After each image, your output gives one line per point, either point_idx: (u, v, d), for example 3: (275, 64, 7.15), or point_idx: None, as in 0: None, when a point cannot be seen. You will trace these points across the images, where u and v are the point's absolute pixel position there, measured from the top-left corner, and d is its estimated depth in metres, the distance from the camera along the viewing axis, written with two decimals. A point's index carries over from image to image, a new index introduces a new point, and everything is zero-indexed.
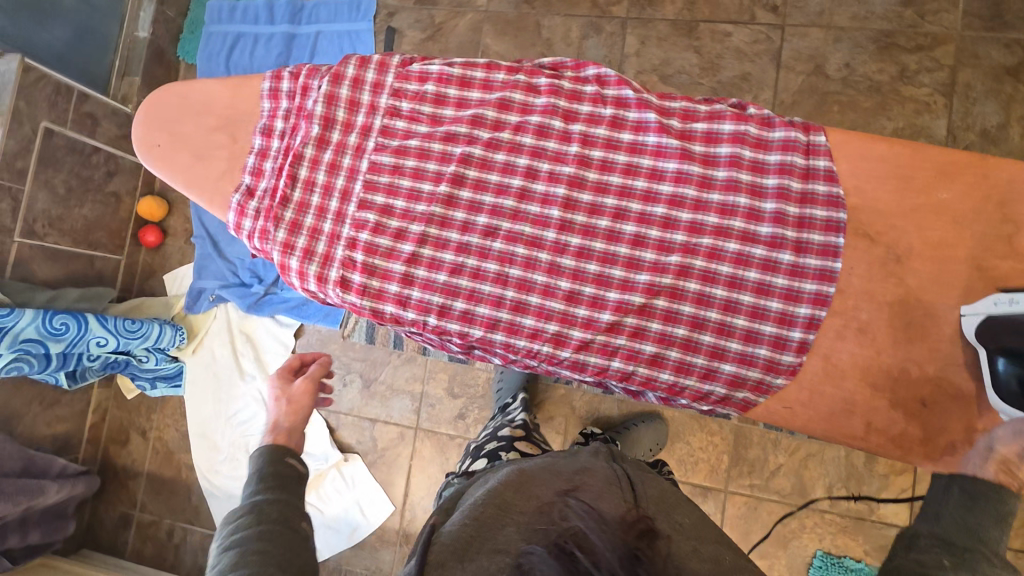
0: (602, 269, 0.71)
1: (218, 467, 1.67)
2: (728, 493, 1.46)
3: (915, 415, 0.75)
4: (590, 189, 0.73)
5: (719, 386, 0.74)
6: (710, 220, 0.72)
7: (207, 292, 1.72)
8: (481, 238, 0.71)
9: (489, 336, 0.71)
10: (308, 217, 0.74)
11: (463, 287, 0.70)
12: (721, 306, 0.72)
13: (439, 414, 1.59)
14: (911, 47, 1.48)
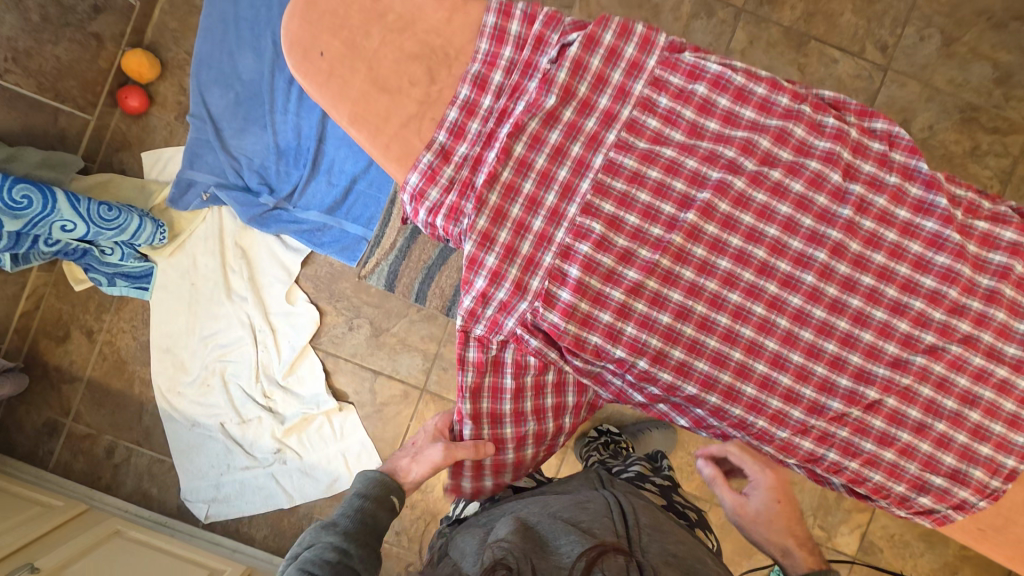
0: (839, 351, 0.66)
1: (181, 389, 1.46)
2: (712, 504, 1.54)
3: None
4: (849, 262, 0.65)
5: (925, 498, 0.67)
6: (962, 326, 0.65)
7: (199, 187, 1.43)
8: (719, 284, 0.66)
9: (702, 395, 0.66)
10: (516, 209, 0.64)
11: (687, 335, 0.65)
12: (948, 419, 0.66)
13: (449, 380, 1.50)
14: (988, 127, 1.52)
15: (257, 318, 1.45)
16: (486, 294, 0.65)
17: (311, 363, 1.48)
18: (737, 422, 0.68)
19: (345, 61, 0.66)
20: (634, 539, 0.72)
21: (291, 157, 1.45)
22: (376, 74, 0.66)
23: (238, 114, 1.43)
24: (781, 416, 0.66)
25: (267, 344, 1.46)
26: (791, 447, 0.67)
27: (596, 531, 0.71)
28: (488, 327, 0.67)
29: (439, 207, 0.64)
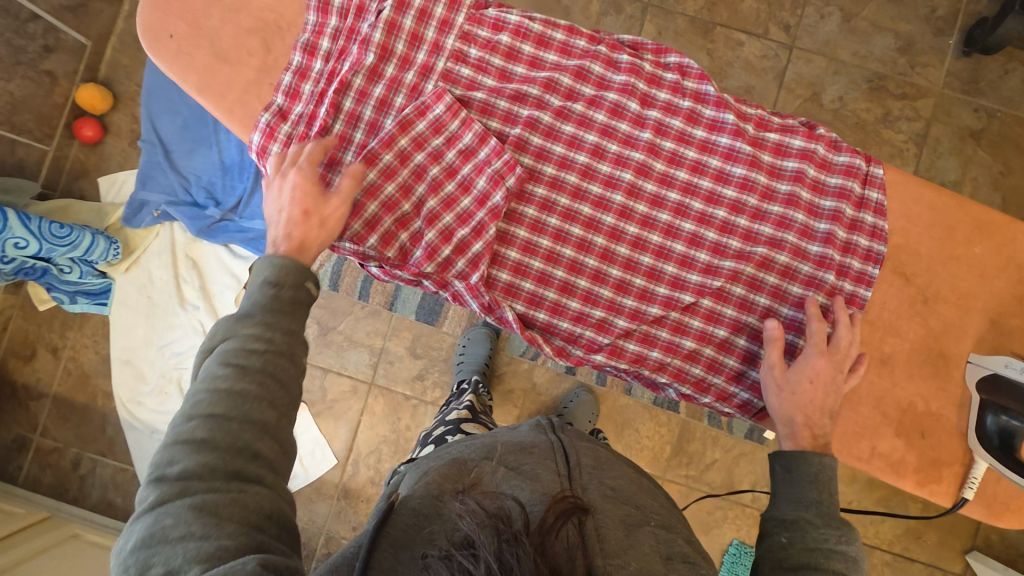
0: (653, 262, 0.86)
1: (140, 398, 1.53)
2: (664, 480, 1.55)
3: (914, 444, 0.84)
4: (653, 181, 0.85)
5: (719, 379, 0.87)
6: (764, 230, 0.84)
7: (151, 206, 1.53)
8: (537, 209, 0.84)
9: (532, 311, 0.85)
10: (348, 156, 0.80)
11: (511, 258, 0.84)
12: (738, 305, 0.85)
13: (396, 373, 1.56)
14: (898, 94, 1.58)
15: (210, 325, 1.53)
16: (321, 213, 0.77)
17: None
18: (569, 334, 0.86)
19: (193, 41, 0.80)
20: (575, 480, 0.74)
21: (235, 172, 1.54)
22: (219, 49, 0.80)
23: (187, 135, 1.52)
24: (604, 324, 0.86)
25: None
26: (618, 349, 0.86)
27: (539, 474, 0.73)
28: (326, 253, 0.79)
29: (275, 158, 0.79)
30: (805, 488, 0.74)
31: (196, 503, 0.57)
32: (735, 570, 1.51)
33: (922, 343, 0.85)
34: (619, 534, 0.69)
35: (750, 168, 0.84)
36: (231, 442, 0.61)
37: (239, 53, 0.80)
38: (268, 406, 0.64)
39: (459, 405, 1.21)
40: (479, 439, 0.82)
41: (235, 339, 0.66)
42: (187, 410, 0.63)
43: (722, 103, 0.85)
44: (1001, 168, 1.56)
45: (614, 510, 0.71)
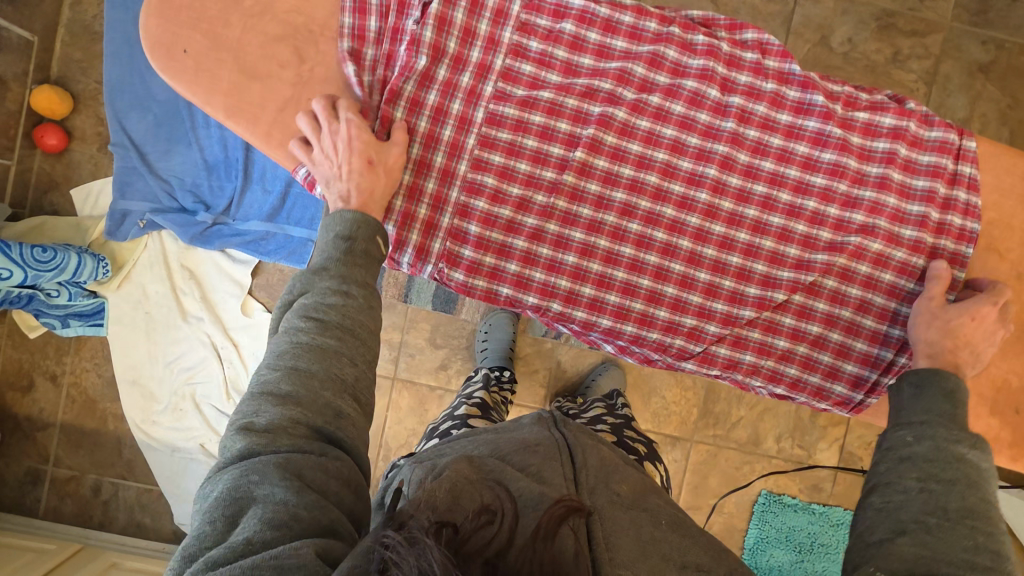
0: (742, 261, 0.87)
1: (155, 418, 1.47)
2: (693, 442, 1.57)
3: (1009, 422, 0.85)
4: (739, 174, 0.85)
5: (814, 376, 0.88)
6: (856, 218, 0.84)
7: (134, 216, 1.41)
8: (617, 215, 0.86)
9: (620, 323, 0.87)
10: (409, 176, 0.82)
11: (593, 270, 0.86)
12: (829, 298, 0.87)
13: (419, 365, 1.53)
14: (907, 31, 1.53)
15: (217, 336, 1.46)
16: (399, 238, 0.83)
17: None
18: (658, 343, 0.88)
19: (211, 55, 0.79)
20: (582, 483, 0.73)
21: (222, 170, 1.42)
22: (243, 63, 0.79)
23: (161, 133, 1.38)
24: (696, 331, 0.88)
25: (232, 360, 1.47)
26: (711, 355, 0.89)
27: (545, 477, 0.72)
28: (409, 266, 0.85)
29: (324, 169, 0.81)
30: (939, 402, 0.73)
31: (282, 460, 0.58)
32: (766, 518, 1.56)
33: (1014, 322, 0.85)
34: (630, 546, 0.68)
35: (840, 153, 0.83)
36: (314, 399, 0.62)
37: (269, 67, 0.80)
38: (347, 363, 0.66)
39: (469, 399, 1.15)
40: (480, 438, 0.81)
41: (313, 294, 0.68)
42: (272, 362, 0.65)
43: (808, 84, 0.84)
44: (1010, 102, 1.53)
45: (627, 518, 0.71)
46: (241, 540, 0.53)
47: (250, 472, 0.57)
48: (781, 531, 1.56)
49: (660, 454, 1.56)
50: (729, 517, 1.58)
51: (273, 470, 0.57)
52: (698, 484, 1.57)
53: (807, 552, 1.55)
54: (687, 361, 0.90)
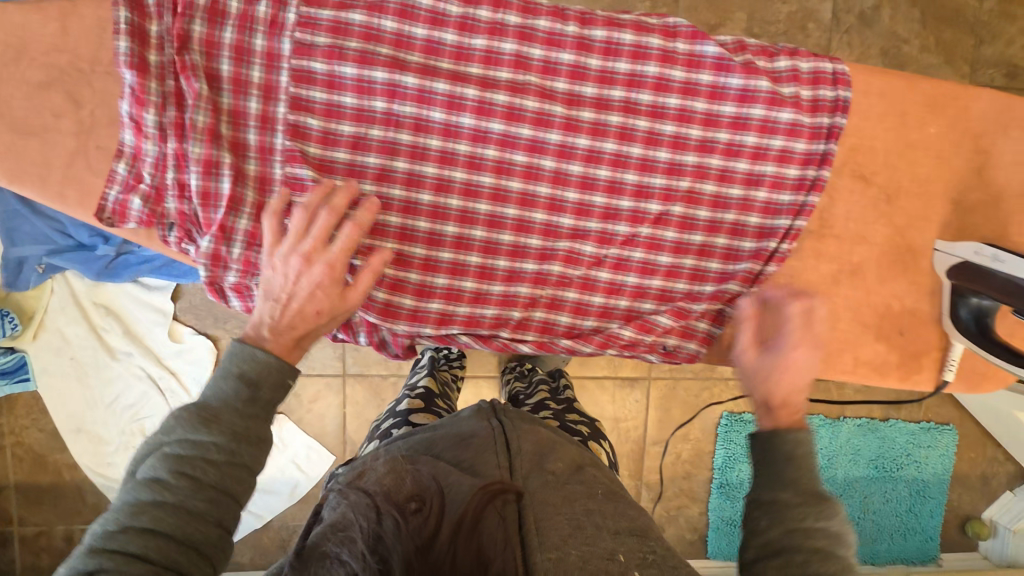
0: (607, 200, 0.85)
1: (109, 459, 1.44)
2: (651, 379, 1.60)
3: (894, 343, 0.90)
4: (562, 103, 0.82)
5: (680, 283, 0.88)
6: (721, 136, 0.84)
7: (31, 262, 1.29)
8: (465, 169, 0.83)
9: (475, 280, 0.86)
10: (226, 156, 0.78)
11: (449, 233, 0.84)
12: (678, 225, 0.87)
13: (366, 357, 1.50)
14: None
15: (152, 367, 1.42)
16: (225, 226, 0.79)
17: None
18: (521, 293, 0.87)
19: None
20: (516, 469, 0.76)
21: None
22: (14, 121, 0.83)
23: None
24: (563, 278, 0.88)
25: (174, 389, 1.43)
26: (560, 294, 0.88)
27: (479, 469, 0.75)
28: (241, 269, 0.81)
29: (147, 215, 0.81)
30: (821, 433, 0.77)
31: None
32: (731, 437, 1.62)
33: (888, 245, 0.90)
34: (561, 520, 0.71)
35: (688, 69, 0.82)
36: (166, 559, 0.60)
37: (44, 118, 0.84)
38: (211, 526, 0.63)
39: (411, 392, 1.11)
40: (420, 437, 0.83)
41: (189, 446, 0.65)
42: (132, 510, 0.62)
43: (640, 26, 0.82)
44: None
45: (557, 494, 0.75)
46: None
47: None
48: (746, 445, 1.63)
49: (621, 397, 1.59)
50: (696, 442, 1.63)
51: None
52: (661, 418, 1.61)
53: None
54: (557, 310, 0.89)
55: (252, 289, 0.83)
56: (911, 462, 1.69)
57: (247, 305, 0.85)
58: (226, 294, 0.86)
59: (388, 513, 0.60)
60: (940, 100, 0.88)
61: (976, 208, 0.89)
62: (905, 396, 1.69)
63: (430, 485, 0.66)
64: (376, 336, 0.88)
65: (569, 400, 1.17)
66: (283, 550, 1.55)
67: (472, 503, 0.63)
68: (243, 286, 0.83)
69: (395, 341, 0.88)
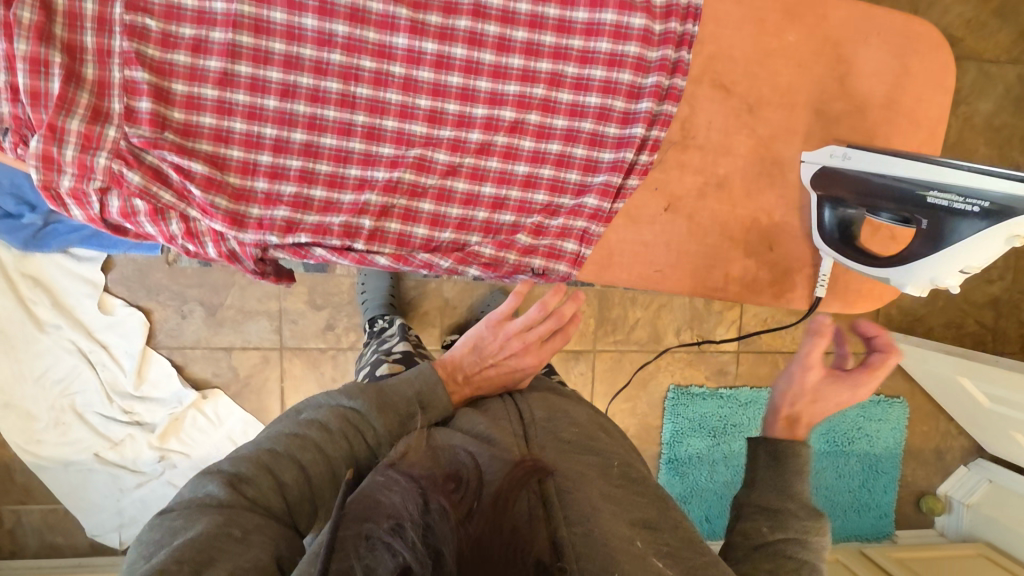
0: (461, 108, 0.83)
1: (39, 436, 1.41)
2: (596, 352, 1.58)
3: (764, 259, 0.93)
4: (407, 5, 0.79)
5: (540, 194, 0.87)
6: (574, 43, 0.83)
7: None
8: (311, 75, 0.78)
9: (320, 190, 0.81)
10: (57, 55, 0.69)
11: (296, 140, 0.79)
12: (535, 134, 0.85)
13: (304, 330, 1.48)
14: None
15: (82, 340, 1.39)
16: (54, 125, 0.70)
17: (158, 364, 1.44)
18: (374, 205, 0.82)
19: None
20: (532, 439, 0.70)
21: None
22: None
23: None
24: (415, 187, 0.83)
25: (105, 362, 1.41)
26: (414, 210, 0.84)
27: (496, 438, 0.67)
28: (76, 173, 0.71)
29: None
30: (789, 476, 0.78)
31: None
32: (678, 411, 1.61)
33: (753, 155, 0.91)
34: (584, 497, 0.63)
35: None
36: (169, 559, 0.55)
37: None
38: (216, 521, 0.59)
39: (389, 356, 1.10)
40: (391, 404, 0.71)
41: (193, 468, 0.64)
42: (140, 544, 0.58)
43: None
44: None
45: (573, 465, 0.67)
46: None
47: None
48: (693, 419, 1.61)
49: (565, 371, 1.56)
50: (643, 417, 1.61)
51: None
52: (608, 392, 1.59)
53: (721, 434, 1.62)
54: (414, 224, 0.85)
55: (90, 197, 0.74)
56: (863, 437, 1.67)
57: (89, 214, 0.76)
58: (66, 203, 0.75)
59: (438, 501, 0.50)
60: (800, 5, 0.89)
61: (841, 118, 0.91)
62: None
63: (464, 461, 0.57)
64: (224, 247, 0.81)
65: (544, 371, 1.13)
66: None
67: (510, 476, 0.56)
68: (81, 193, 0.74)
69: (245, 253, 0.82)
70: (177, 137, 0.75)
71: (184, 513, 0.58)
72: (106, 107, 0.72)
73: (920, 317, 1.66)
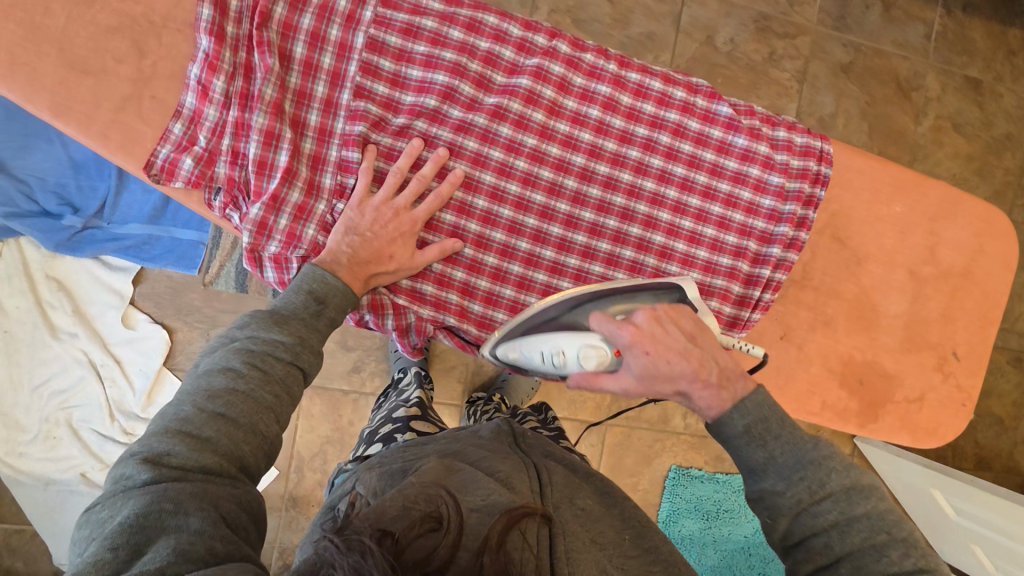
0: (619, 225, 0.89)
1: (19, 450, 1.31)
2: (608, 426, 1.63)
3: (856, 392, 0.95)
4: (591, 130, 0.86)
5: None
6: (722, 186, 0.89)
7: None
8: (495, 174, 0.85)
9: (490, 282, 0.87)
10: (287, 131, 0.78)
11: (475, 233, 0.86)
12: (680, 261, 0.90)
13: (331, 369, 1.46)
14: (781, 33, 1.66)
15: (95, 353, 1.32)
16: (276, 195, 0.78)
17: (171, 388, 1.36)
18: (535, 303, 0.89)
19: (29, 44, 0.76)
20: (548, 497, 0.74)
21: (92, 169, 1.28)
22: (70, 55, 0.77)
23: (11, 130, 1.21)
24: None
25: (115, 378, 1.34)
26: None
27: (514, 483, 0.72)
28: (283, 240, 0.79)
29: (194, 177, 0.78)
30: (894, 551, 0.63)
31: (196, 489, 0.58)
32: (678, 493, 1.67)
33: (855, 302, 0.95)
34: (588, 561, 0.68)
35: (704, 122, 0.89)
36: (212, 447, 0.62)
37: (103, 60, 0.78)
38: (274, 420, 0.68)
39: (407, 401, 1.12)
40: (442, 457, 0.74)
41: (231, 347, 0.70)
42: (173, 411, 0.65)
43: (668, 78, 0.89)
44: (867, 99, 1.73)
45: (587, 532, 0.72)
46: (156, 568, 0.52)
47: (199, 477, 0.60)
48: (691, 502, 1.68)
49: (576, 439, 1.61)
50: (644, 494, 1.67)
51: (190, 501, 0.57)
52: (614, 464, 1.64)
53: (714, 518, 1.69)
54: None
55: (291, 263, 0.81)
56: None
57: (283, 278, 0.83)
58: (263, 266, 0.82)
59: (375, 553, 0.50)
60: (908, 182, 0.96)
61: (928, 280, 0.97)
62: None
63: (447, 504, 0.61)
64: (402, 321, 0.87)
65: (558, 433, 1.14)
66: None
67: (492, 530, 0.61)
68: (283, 258, 0.81)
69: (419, 328, 0.88)
70: None
71: (216, 392, 0.65)
72: (321, 182, 0.80)
73: None
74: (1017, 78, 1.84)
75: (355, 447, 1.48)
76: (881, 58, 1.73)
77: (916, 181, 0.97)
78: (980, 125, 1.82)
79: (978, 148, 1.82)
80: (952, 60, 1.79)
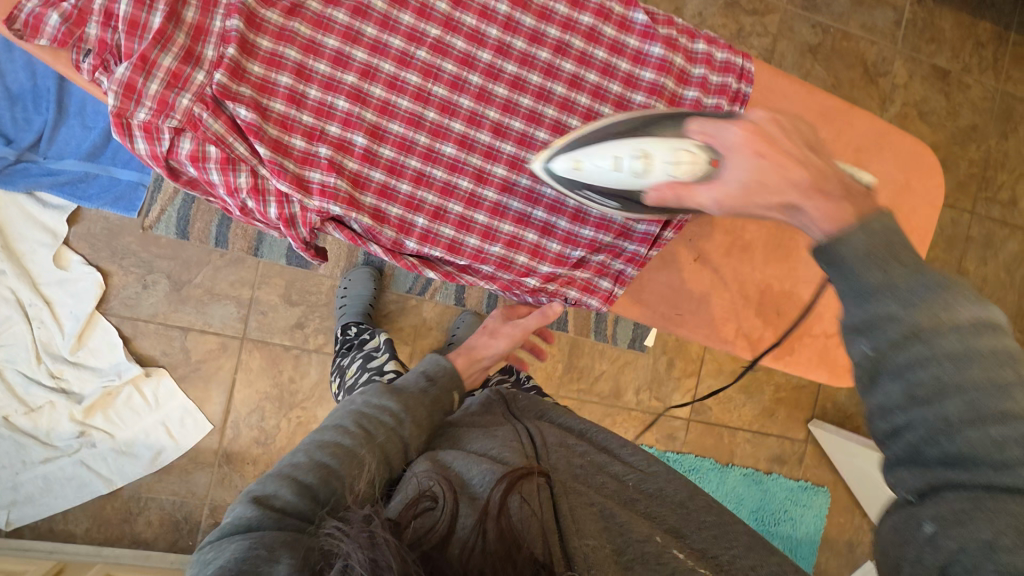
0: (524, 127, 0.89)
1: None
2: (558, 396, 1.61)
3: (770, 321, 1.04)
4: (499, 26, 0.86)
5: (586, 229, 0.93)
6: (637, 97, 0.91)
7: None
8: (394, 63, 0.83)
9: (384, 175, 0.85)
10: None
11: (369, 122, 0.83)
12: None
13: (272, 323, 1.43)
14: (749, 10, 1.65)
15: (23, 291, 1.28)
16: (147, 57, 0.72)
17: (102, 332, 1.34)
18: (432, 201, 0.87)
19: None
20: (543, 457, 0.69)
21: (28, 102, 1.22)
22: None
23: None
24: (472, 196, 0.88)
25: (43, 319, 1.30)
26: (467, 220, 0.89)
27: (506, 455, 0.66)
28: (155, 108, 0.73)
29: (61, 34, 0.72)
30: None
31: None
32: None
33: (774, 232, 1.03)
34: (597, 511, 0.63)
35: (619, 29, 0.89)
36: None
37: None
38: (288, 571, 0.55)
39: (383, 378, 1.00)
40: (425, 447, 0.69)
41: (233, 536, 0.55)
42: None
43: None
44: (833, 82, 1.72)
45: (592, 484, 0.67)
46: None
47: None
48: None
49: None
50: None
51: None
52: None
53: None
54: (469, 234, 0.89)
55: (163, 133, 0.76)
56: (788, 518, 1.76)
57: (154, 151, 0.77)
58: (132, 133, 0.77)
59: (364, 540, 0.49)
60: (835, 112, 0.98)
61: None
62: (789, 454, 1.79)
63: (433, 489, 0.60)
64: (286, 209, 0.81)
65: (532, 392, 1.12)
66: (126, 525, 1.38)
67: (493, 496, 0.58)
68: (154, 127, 0.75)
69: (305, 219, 0.82)
70: (255, 96, 0.77)
71: None
72: (201, 50, 0.75)
73: (848, 414, 1.82)
74: (984, 70, 1.85)
75: (294, 404, 1.45)
76: (850, 40, 1.73)
77: (844, 109, 0.99)
78: (946, 114, 1.82)
79: (942, 137, 1.82)
80: (920, 48, 1.79)
